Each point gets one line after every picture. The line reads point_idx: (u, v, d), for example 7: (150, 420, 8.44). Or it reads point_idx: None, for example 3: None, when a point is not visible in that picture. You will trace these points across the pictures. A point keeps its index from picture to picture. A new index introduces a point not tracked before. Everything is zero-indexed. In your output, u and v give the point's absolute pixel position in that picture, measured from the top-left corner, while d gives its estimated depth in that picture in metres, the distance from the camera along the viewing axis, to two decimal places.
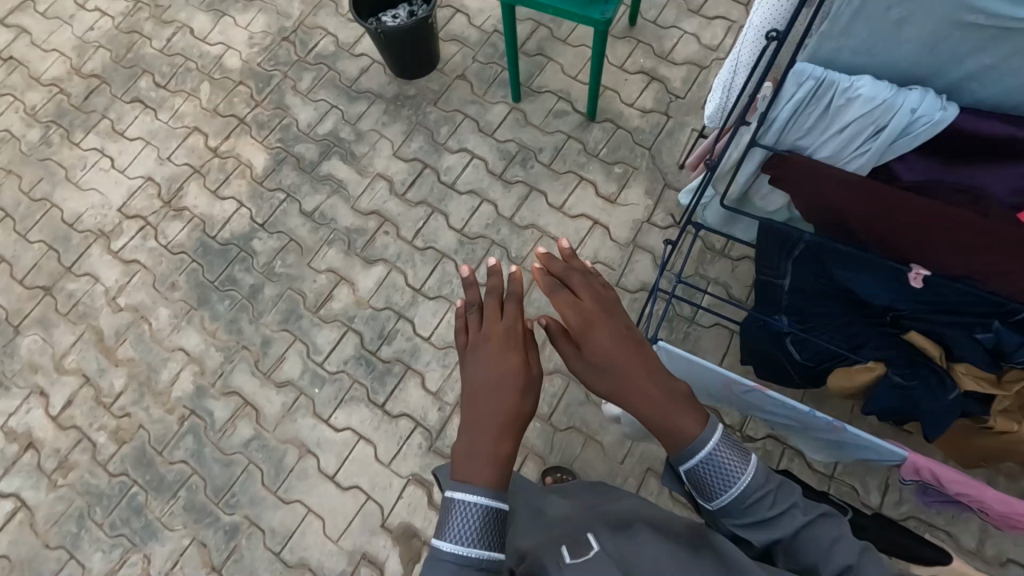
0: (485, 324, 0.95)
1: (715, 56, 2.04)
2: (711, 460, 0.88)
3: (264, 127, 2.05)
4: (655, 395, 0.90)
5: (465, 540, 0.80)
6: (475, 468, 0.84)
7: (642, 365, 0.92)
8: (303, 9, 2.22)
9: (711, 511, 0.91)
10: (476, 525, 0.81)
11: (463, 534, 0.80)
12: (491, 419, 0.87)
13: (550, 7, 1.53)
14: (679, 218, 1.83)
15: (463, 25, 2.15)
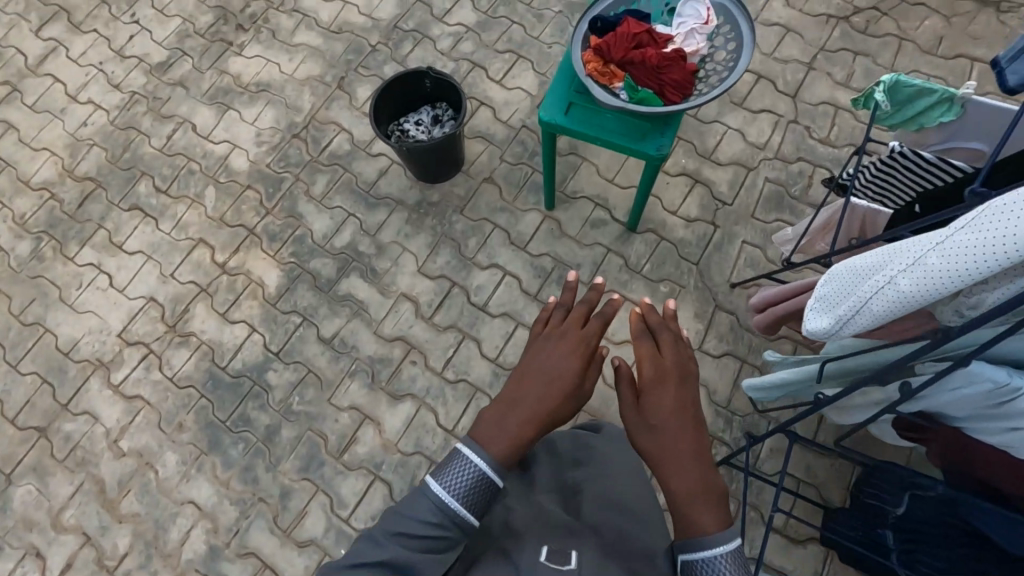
0: (567, 324, 1.04)
1: (763, 155, 1.88)
2: (711, 563, 0.82)
3: (275, 239, 1.90)
4: (688, 472, 0.89)
5: (452, 489, 0.86)
6: (491, 432, 0.92)
7: (690, 442, 0.91)
8: (315, 102, 2.07)
9: None
10: (464, 485, 0.87)
11: (453, 489, 0.86)
12: (527, 406, 0.95)
13: (601, 140, 1.38)
14: (733, 345, 1.68)
15: (488, 120, 2.00)
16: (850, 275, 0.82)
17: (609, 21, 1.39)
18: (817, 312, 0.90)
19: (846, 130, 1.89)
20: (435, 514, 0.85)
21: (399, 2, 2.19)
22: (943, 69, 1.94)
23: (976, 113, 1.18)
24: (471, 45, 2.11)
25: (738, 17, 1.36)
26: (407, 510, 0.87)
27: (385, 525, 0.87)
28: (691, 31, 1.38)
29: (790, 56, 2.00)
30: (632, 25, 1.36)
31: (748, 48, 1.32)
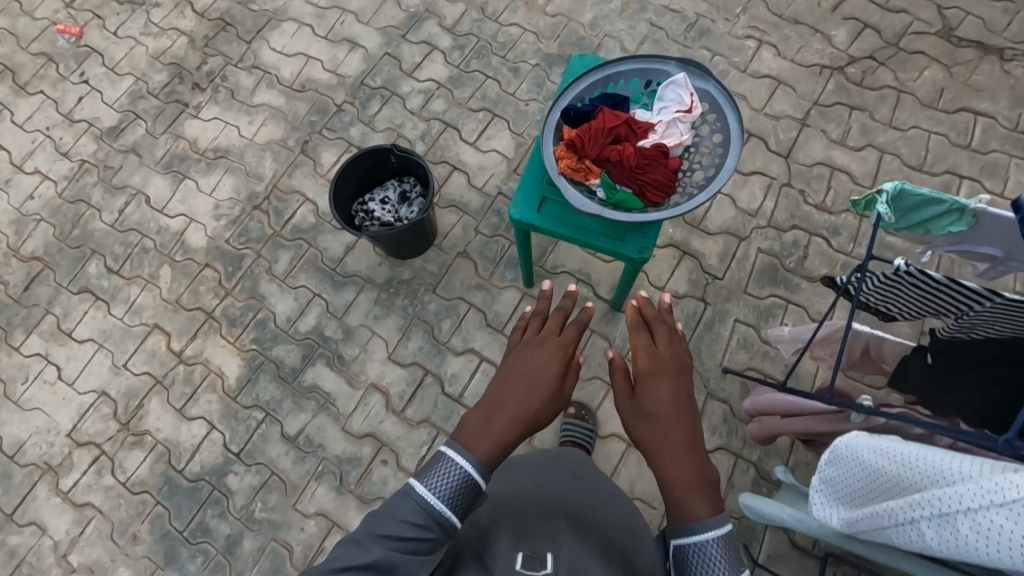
0: (545, 323, 1.00)
1: (755, 223, 1.76)
2: (704, 551, 0.75)
3: (235, 324, 1.77)
4: (682, 458, 0.82)
5: (436, 490, 0.79)
6: (471, 426, 0.87)
7: (682, 429, 0.85)
8: (277, 169, 1.94)
9: None
10: (450, 486, 0.80)
11: (438, 491, 0.79)
12: (509, 402, 0.89)
13: (576, 241, 1.26)
14: (727, 437, 1.57)
15: (462, 187, 1.87)
16: (861, 474, 0.72)
17: (582, 111, 1.26)
18: (820, 491, 0.79)
19: (843, 194, 1.77)
20: (421, 515, 0.78)
21: (366, 56, 2.06)
22: (946, 124, 1.82)
23: (984, 225, 1.07)
24: (443, 103, 1.98)
25: (723, 106, 1.24)
26: (387, 514, 0.78)
27: (360, 529, 0.78)
28: (671, 120, 1.25)
29: (783, 112, 1.88)
30: (606, 117, 1.24)
31: (736, 145, 1.20)
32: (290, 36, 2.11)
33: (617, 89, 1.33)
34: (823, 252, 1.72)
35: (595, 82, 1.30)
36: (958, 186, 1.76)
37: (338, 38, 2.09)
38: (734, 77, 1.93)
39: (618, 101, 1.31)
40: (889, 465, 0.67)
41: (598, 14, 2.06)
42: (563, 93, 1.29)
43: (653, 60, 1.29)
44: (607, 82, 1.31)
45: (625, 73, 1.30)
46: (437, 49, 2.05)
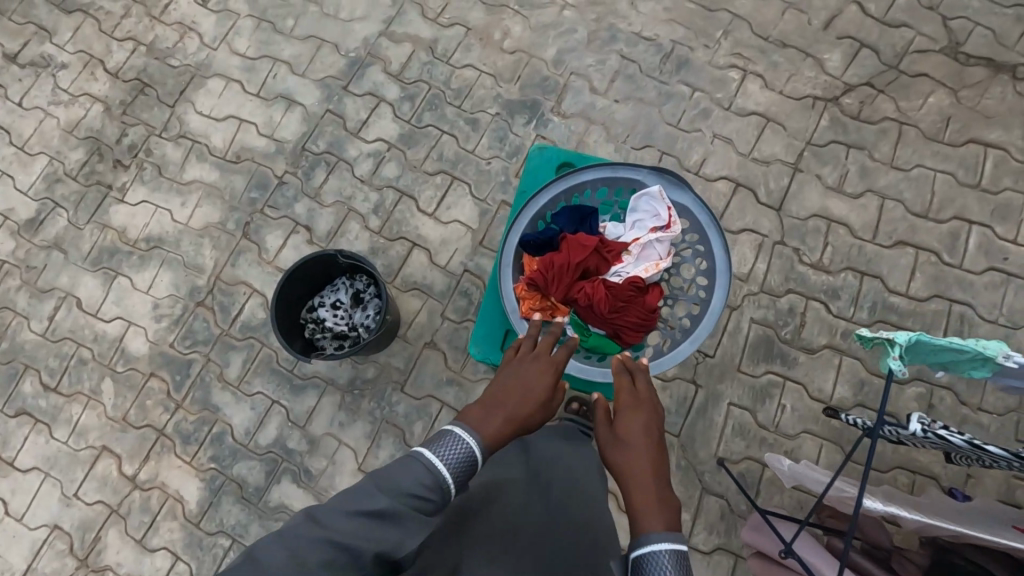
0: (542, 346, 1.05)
1: (746, 289, 1.61)
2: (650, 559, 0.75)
3: (190, 440, 1.63)
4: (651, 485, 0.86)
5: (446, 458, 0.81)
6: (470, 418, 0.90)
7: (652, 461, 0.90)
8: (218, 257, 1.75)
9: None
10: (454, 461, 0.82)
11: (446, 458, 0.81)
12: (506, 405, 0.93)
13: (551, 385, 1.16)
14: (726, 537, 1.47)
15: (424, 267, 1.70)
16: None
17: (545, 237, 1.12)
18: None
19: (842, 250, 1.61)
20: (429, 478, 0.78)
21: (304, 116, 1.83)
22: (952, 159, 1.63)
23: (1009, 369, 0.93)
24: (395, 167, 1.77)
25: (708, 228, 1.10)
26: (396, 473, 0.78)
27: (371, 479, 0.78)
28: (647, 242, 1.11)
29: (772, 155, 1.68)
30: (574, 245, 1.10)
31: (723, 283, 1.08)
32: (218, 95, 1.87)
33: (583, 195, 1.17)
34: (822, 319, 1.58)
35: (558, 194, 1.14)
36: (967, 232, 1.59)
37: (272, 95, 1.86)
38: (717, 116, 1.73)
39: (586, 214, 1.16)
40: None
41: (562, 48, 1.82)
42: (522, 212, 1.13)
43: (622, 166, 1.13)
44: (571, 192, 1.15)
45: (591, 182, 1.14)
46: (384, 102, 1.83)
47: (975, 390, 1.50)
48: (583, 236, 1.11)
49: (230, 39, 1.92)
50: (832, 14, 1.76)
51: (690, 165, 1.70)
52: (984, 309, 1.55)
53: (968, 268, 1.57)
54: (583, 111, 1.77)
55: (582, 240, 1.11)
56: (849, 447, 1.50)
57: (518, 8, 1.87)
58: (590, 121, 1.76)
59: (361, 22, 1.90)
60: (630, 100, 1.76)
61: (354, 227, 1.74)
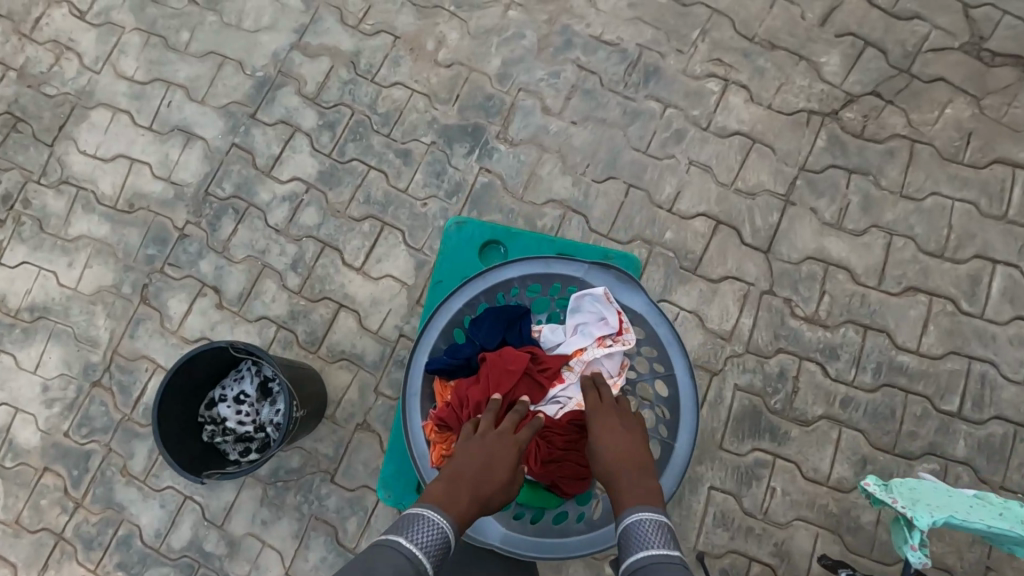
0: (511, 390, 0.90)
1: (729, 350, 1.36)
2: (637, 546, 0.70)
3: (93, 545, 1.42)
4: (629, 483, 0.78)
5: (419, 544, 0.67)
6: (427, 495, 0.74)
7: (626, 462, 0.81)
8: (114, 328, 1.50)
9: None
10: (430, 549, 0.68)
11: (422, 548, 0.67)
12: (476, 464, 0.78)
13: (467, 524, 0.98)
14: None
15: (352, 332, 1.45)
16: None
17: (458, 361, 0.94)
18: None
19: (841, 300, 1.36)
20: (411, 566, 0.65)
21: (206, 152, 1.55)
22: (973, 186, 1.36)
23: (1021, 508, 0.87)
24: (315, 212, 1.50)
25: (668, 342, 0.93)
26: (372, 564, 0.63)
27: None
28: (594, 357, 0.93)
29: (759, 185, 1.41)
30: (493, 372, 0.91)
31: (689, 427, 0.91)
32: (103, 130, 1.58)
33: (509, 291, 0.98)
34: (818, 385, 1.34)
35: (475, 295, 0.95)
36: (990, 274, 1.34)
37: (168, 128, 1.57)
38: (693, 139, 1.44)
39: (513, 318, 0.97)
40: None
41: (507, 58, 1.52)
42: (431, 321, 0.94)
43: (554, 261, 0.94)
44: (493, 293, 0.96)
45: (515, 280, 0.94)
46: (299, 131, 1.54)
47: (997, 466, 1.28)
48: (505, 359, 0.92)
49: (116, 60, 1.61)
50: (831, 5, 1.45)
51: (661, 200, 1.43)
52: (1009, 367, 1.31)
53: (990, 317, 1.33)
54: (534, 136, 1.49)
55: (505, 362, 0.92)
56: (850, 536, 1.29)
57: (454, 10, 1.56)
58: (543, 148, 1.48)
59: (269, 32, 1.60)
60: (589, 122, 1.48)
61: (270, 286, 1.48)
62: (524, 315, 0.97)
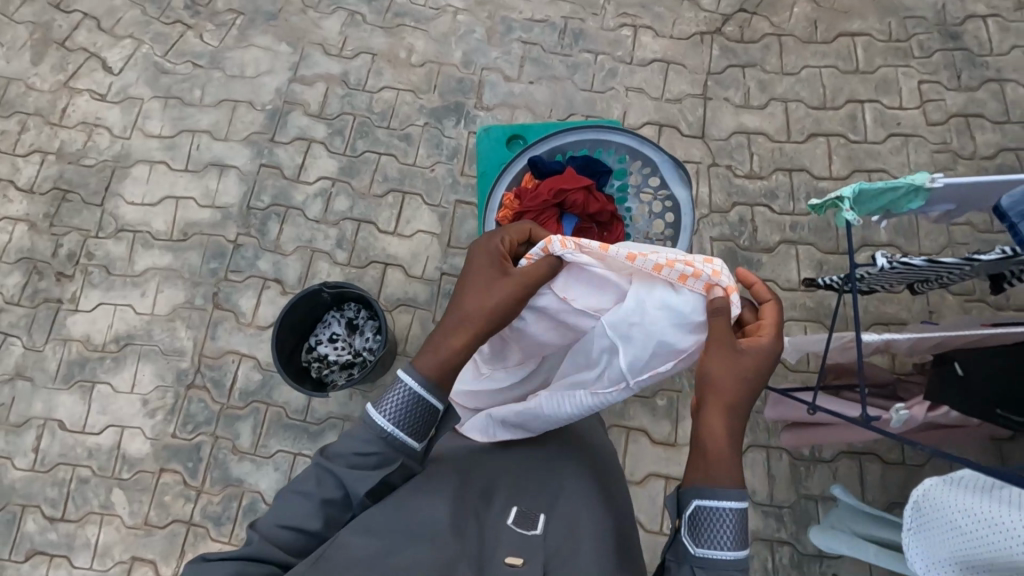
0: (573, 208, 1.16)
1: (698, 213, 1.75)
2: (720, 516, 0.80)
3: (223, 520, 1.58)
4: (725, 457, 0.83)
5: (394, 415, 0.85)
6: (423, 372, 0.87)
7: (732, 410, 0.85)
8: (195, 335, 1.72)
9: (686, 550, 0.81)
10: (395, 416, 0.85)
11: (390, 418, 0.85)
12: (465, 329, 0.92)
13: None
14: (752, 434, 1.58)
15: (402, 282, 1.74)
16: (964, 530, 0.74)
17: (550, 167, 1.19)
18: (913, 540, 0.81)
19: (767, 156, 1.78)
20: (375, 441, 0.84)
21: (241, 176, 1.83)
22: (830, 55, 1.85)
23: (954, 178, 1.05)
24: (345, 198, 1.81)
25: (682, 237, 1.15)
26: (351, 435, 0.87)
27: (310, 478, 0.85)
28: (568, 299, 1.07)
29: (682, 92, 1.84)
30: (567, 179, 1.15)
31: None
32: (145, 181, 1.84)
33: (608, 151, 1.21)
34: (770, 220, 1.73)
35: (583, 138, 1.19)
36: (862, 111, 1.80)
37: (202, 165, 1.85)
38: (624, 72, 1.87)
39: (595, 168, 1.19)
40: (988, 505, 0.71)
41: (466, 50, 1.92)
42: (547, 137, 1.20)
43: (649, 143, 1.16)
44: (595, 145, 1.20)
45: (616, 142, 1.18)
46: (315, 141, 1.86)
47: (911, 240, 1.70)
48: (576, 176, 1.16)
49: (142, 124, 1.89)
50: None
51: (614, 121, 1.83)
52: (897, 170, 1.75)
53: (872, 140, 1.78)
54: (504, 100, 1.87)
55: (574, 179, 1.15)
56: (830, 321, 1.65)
57: (414, 24, 1.96)
58: (513, 107, 1.86)
59: (269, 75, 1.93)
60: (543, 79, 1.88)
61: (324, 266, 1.75)
62: (606, 171, 1.19)
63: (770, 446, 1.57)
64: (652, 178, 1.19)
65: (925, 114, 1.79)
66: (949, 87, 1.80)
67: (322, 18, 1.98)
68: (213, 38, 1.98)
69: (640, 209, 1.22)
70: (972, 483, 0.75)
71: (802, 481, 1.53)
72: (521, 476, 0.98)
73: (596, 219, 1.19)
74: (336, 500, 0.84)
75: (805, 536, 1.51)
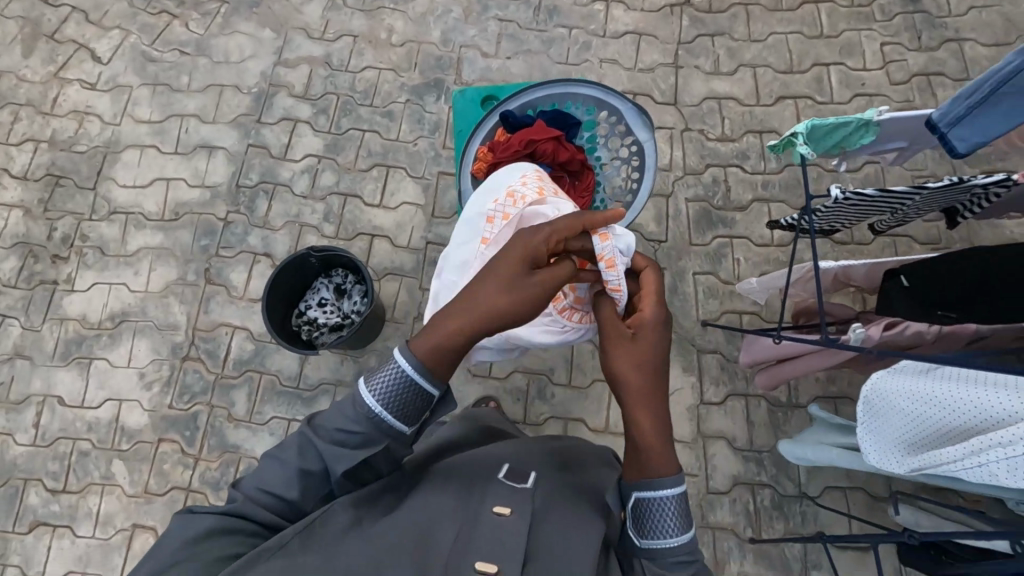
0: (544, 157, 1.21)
1: (673, 176, 1.81)
2: (661, 505, 0.85)
3: (221, 486, 1.63)
4: (658, 450, 0.88)
5: (387, 396, 0.82)
6: (417, 354, 0.83)
7: (651, 404, 0.91)
8: (189, 310, 1.77)
9: (631, 540, 0.86)
10: (386, 397, 0.82)
11: (381, 397, 0.82)
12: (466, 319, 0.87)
13: None
14: (731, 383, 1.63)
15: (388, 251, 1.79)
16: (906, 412, 0.79)
17: (521, 120, 1.24)
18: (866, 436, 0.86)
19: (738, 119, 1.84)
20: (362, 419, 0.82)
21: (229, 156, 1.89)
22: (796, 21, 1.92)
23: (897, 110, 1.12)
24: (332, 174, 1.86)
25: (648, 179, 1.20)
26: (336, 409, 0.84)
27: (292, 448, 0.85)
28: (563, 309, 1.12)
29: (654, 62, 1.91)
30: (537, 129, 1.20)
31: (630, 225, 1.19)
32: (136, 165, 1.89)
33: (577, 105, 1.27)
34: (742, 179, 1.79)
35: (552, 92, 1.25)
36: (828, 74, 1.87)
37: (191, 147, 1.90)
38: (598, 45, 1.94)
39: (564, 119, 1.25)
40: (921, 383, 0.78)
41: (445, 28, 1.99)
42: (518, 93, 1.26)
43: (614, 93, 1.21)
44: (564, 98, 1.26)
45: (583, 94, 1.24)
46: (301, 121, 1.91)
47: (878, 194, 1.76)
48: (546, 127, 1.21)
49: (131, 111, 1.95)
50: None
51: None
52: None
53: (838, 101, 1.84)
54: (483, 75, 1.93)
55: (544, 130, 1.21)
56: None
57: (393, 7, 2.02)
58: (491, 82, 1.92)
59: (254, 59, 1.99)
60: (519, 54, 1.94)
61: (312, 239, 1.81)
62: (576, 123, 1.24)
63: (748, 394, 1.62)
64: (618, 127, 1.24)
65: (888, 74, 1.85)
66: (910, 48, 1.87)
67: (304, 4, 2.04)
68: (198, 26, 2.03)
69: (609, 156, 1.27)
70: (912, 369, 0.82)
71: (780, 426, 1.59)
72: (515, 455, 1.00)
73: (567, 168, 1.24)
74: (318, 472, 0.84)
75: (785, 479, 1.57)
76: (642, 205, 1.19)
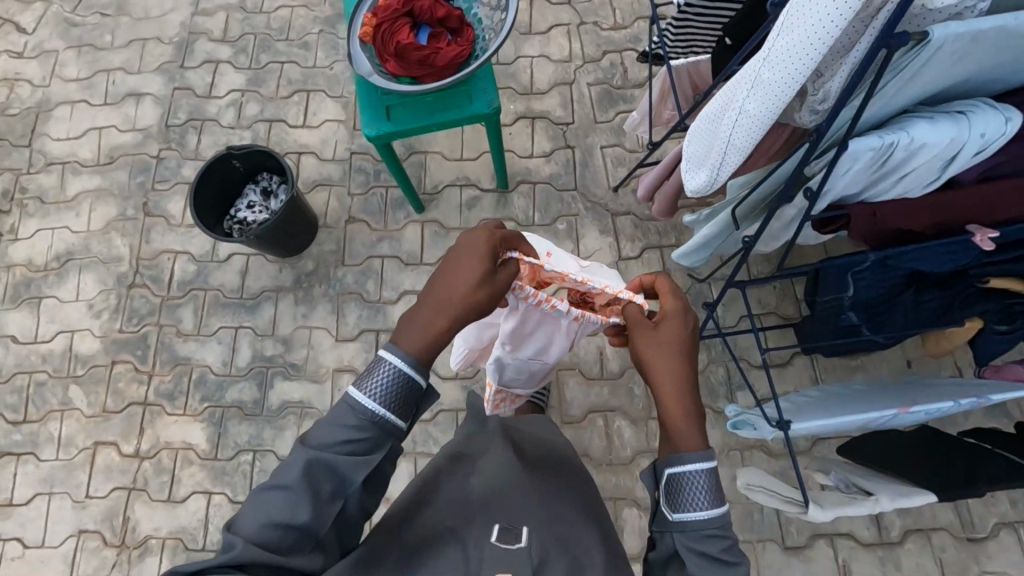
0: (423, 15, 1.33)
1: (574, 65, 1.93)
2: (692, 485, 0.82)
3: (176, 396, 1.70)
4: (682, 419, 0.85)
5: (379, 396, 0.80)
6: (406, 351, 0.83)
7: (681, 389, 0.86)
8: (131, 243, 1.84)
9: (670, 521, 0.83)
10: (381, 398, 0.81)
11: (376, 400, 0.80)
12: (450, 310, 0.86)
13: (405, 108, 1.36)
14: (646, 238, 1.75)
15: (316, 165, 1.89)
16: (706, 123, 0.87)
17: None
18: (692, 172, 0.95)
19: (627, 8, 1.98)
20: (359, 419, 0.80)
21: (156, 101, 1.98)
22: None
23: None
24: (256, 104, 1.96)
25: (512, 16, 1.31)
26: (329, 419, 0.81)
27: (293, 473, 0.77)
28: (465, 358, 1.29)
29: None
30: None
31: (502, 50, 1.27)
32: (68, 119, 1.98)
33: None
34: (637, 60, 1.93)
35: None
36: None
37: (119, 97, 2.00)
38: None
39: None
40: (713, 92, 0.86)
41: None
42: None
43: None
44: None
45: None
46: (222, 62, 2.02)
47: None
48: None
49: (59, 72, 2.04)
50: None
51: None
52: None
53: None
54: None
55: None
56: None
57: None
58: None
59: (173, 12, 2.10)
60: None
61: None
62: None
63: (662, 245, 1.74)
64: None
65: None
66: None
67: None
68: None
69: (484, 12, 1.39)
70: None
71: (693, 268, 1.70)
72: (493, 506, 0.94)
73: (447, 26, 1.36)
74: (325, 490, 0.79)
75: None
76: (507, 29, 1.28)
